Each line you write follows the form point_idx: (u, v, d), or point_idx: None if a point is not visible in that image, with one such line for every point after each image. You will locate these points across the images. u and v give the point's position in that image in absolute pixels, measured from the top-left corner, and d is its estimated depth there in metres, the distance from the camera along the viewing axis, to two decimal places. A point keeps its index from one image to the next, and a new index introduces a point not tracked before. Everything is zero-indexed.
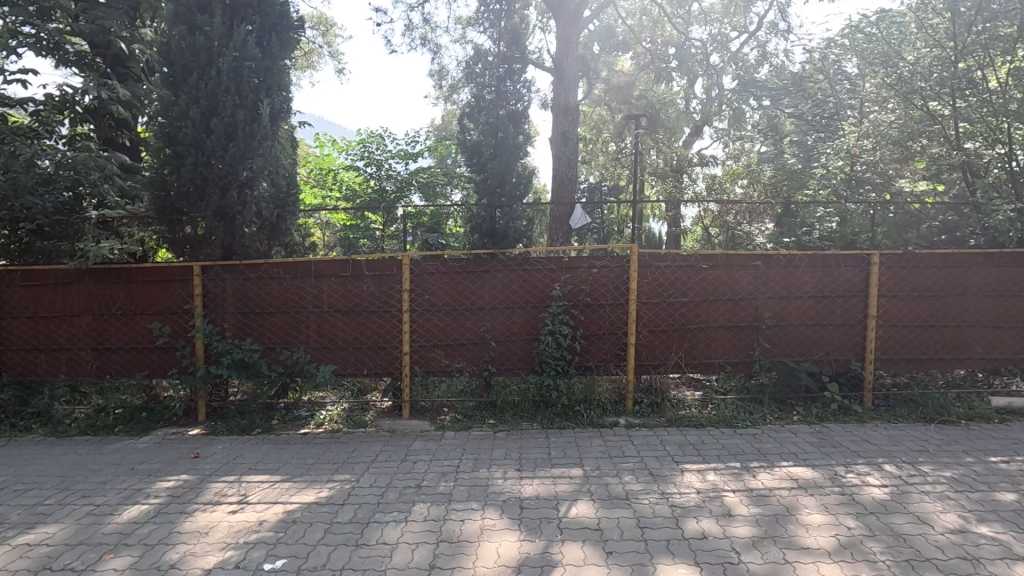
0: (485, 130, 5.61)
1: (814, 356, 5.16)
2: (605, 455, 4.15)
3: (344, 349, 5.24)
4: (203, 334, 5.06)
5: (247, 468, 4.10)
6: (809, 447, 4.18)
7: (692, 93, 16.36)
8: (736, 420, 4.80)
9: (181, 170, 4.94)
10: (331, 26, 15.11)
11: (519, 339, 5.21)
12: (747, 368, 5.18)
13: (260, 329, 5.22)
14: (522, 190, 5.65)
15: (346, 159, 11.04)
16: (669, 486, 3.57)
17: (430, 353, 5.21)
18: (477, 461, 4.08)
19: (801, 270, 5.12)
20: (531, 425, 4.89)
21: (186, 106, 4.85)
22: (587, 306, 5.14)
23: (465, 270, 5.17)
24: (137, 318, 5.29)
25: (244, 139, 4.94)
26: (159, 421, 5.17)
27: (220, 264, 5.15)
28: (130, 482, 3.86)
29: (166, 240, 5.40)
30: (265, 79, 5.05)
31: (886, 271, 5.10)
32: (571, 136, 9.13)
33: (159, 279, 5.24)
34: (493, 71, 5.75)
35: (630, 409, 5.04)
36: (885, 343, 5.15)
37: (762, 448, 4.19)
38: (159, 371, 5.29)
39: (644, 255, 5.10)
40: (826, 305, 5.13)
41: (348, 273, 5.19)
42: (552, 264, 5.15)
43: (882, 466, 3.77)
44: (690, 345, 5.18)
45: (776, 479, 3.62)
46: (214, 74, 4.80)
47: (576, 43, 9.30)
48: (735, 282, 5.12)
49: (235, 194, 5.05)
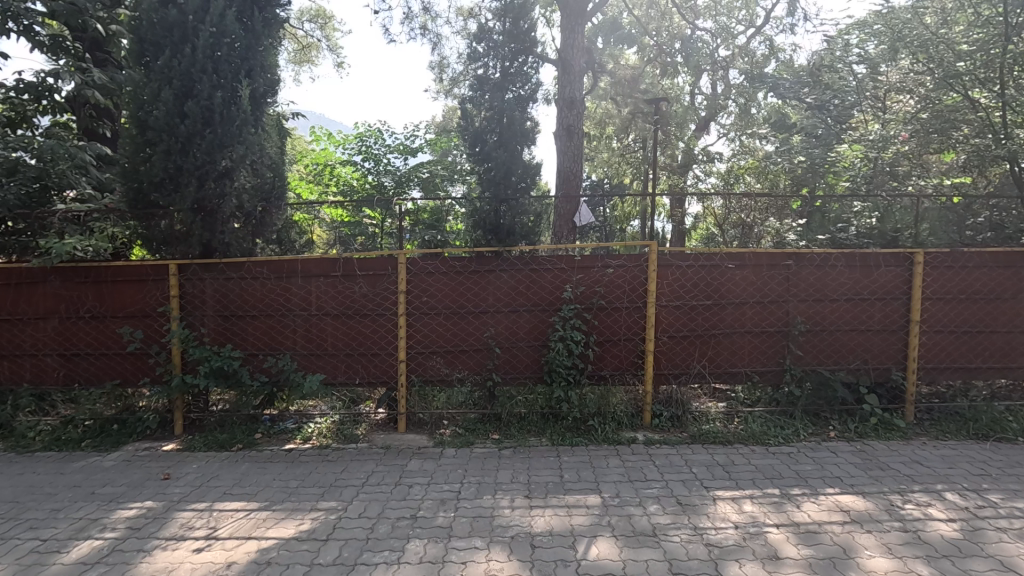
0: (489, 115, 5.12)
1: (850, 365, 4.68)
2: (624, 478, 3.68)
3: (335, 356, 4.78)
4: (179, 339, 4.60)
5: (222, 492, 3.64)
6: (855, 470, 3.71)
7: (698, 87, 15.86)
8: (767, 437, 4.33)
9: (152, 158, 4.45)
10: (330, 19, 14.67)
11: (526, 345, 4.75)
12: (777, 377, 4.72)
13: (243, 333, 4.78)
14: (527, 184, 5.17)
15: (344, 153, 10.61)
16: (702, 520, 3.10)
17: (429, 360, 4.76)
18: (480, 486, 3.61)
19: (837, 270, 4.65)
20: (539, 440, 4.44)
21: (157, 88, 4.36)
22: (601, 308, 4.68)
23: (468, 269, 4.71)
24: (107, 321, 4.83)
25: (222, 124, 4.44)
26: (131, 434, 4.71)
27: (198, 263, 4.69)
28: (87, 510, 3.40)
29: (140, 237, 4.91)
30: (247, 58, 4.56)
31: (932, 271, 4.62)
32: (575, 129, 8.65)
33: (132, 279, 4.78)
34: (497, 53, 5.26)
35: (648, 423, 4.58)
36: (929, 350, 4.68)
37: (802, 470, 3.72)
38: (132, 380, 4.84)
39: (663, 254, 4.64)
40: (864, 309, 4.66)
41: (339, 272, 4.73)
42: (563, 262, 4.67)
43: (943, 495, 3.30)
44: (715, 351, 4.71)
45: (824, 512, 3.15)
46: (188, 51, 4.32)
47: (581, 30, 8.80)
48: (764, 283, 4.66)
49: (214, 185, 4.54)
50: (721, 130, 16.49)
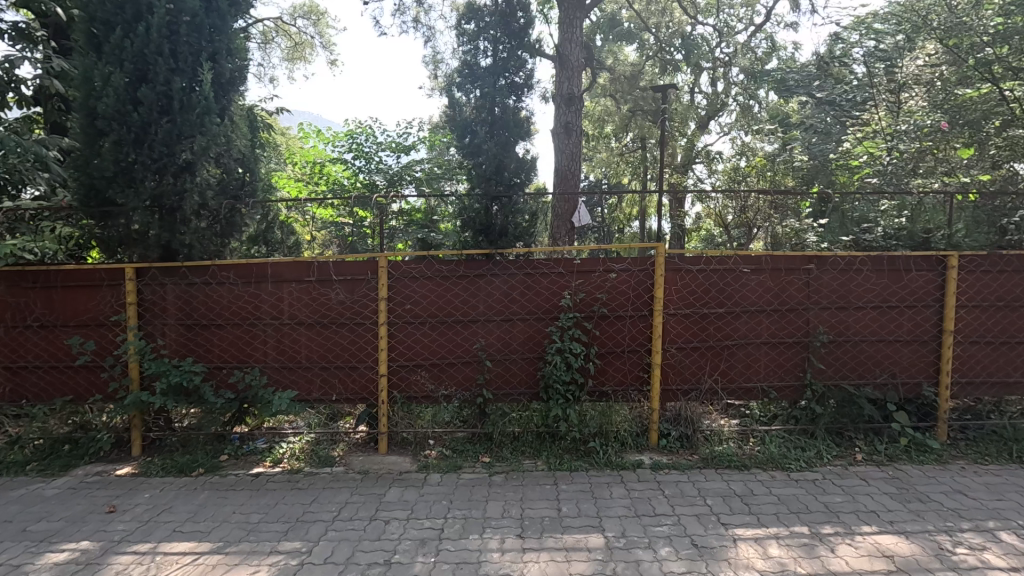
0: (479, 103, 4.65)
1: (877, 379, 4.25)
2: (631, 512, 3.23)
3: (309, 370, 4.33)
4: (136, 352, 4.15)
5: (170, 529, 3.19)
6: (891, 502, 3.27)
7: (699, 86, 15.45)
8: (787, 460, 3.89)
9: (102, 149, 3.98)
10: (323, 15, 14.21)
11: (520, 358, 4.30)
12: (796, 393, 4.29)
13: (207, 344, 4.33)
14: (523, 178, 4.64)
15: (333, 150, 10.15)
16: (723, 568, 2.67)
17: (412, 374, 4.32)
18: (467, 523, 3.17)
19: (862, 275, 4.22)
20: (535, 464, 4.00)
21: (107, 71, 3.90)
22: (603, 317, 4.25)
23: (456, 274, 4.27)
24: (58, 331, 4.38)
25: (181, 112, 3.98)
26: (83, 456, 4.25)
27: (158, 267, 4.24)
28: (11, 554, 2.94)
29: (94, 238, 4.45)
30: (210, 40, 4.11)
31: (966, 276, 4.20)
32: (574, 127, 8.20)
33: (85, 284, 4.32)
34: (489, 34, 4.75)
35: (655, 444, 4.14)
36: (962, 363, 4.26)
37: (831, 503, 3.28)
38: (85, 396, 4.39)
39: (672, 257, 4.21)
40: (891, 317, 4.24)
41: (313, 277, 4.27)
42: (561, 266, 4.23)
43: (998, 536, 2.87)
44: (727, 365, 4.28)
45: (864, 558, 2.71)
46: (142, 30, 3.86)
47: (582, 21, 8.34)
48: (783, 290, 4.23)
49: (173, 181, 4.09)
50: (722, 129, 16.10)
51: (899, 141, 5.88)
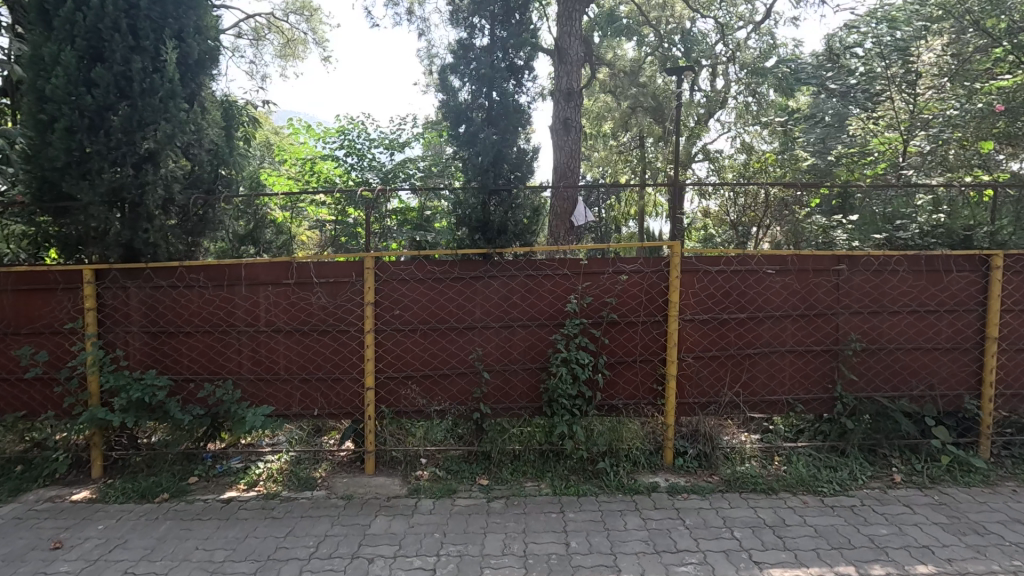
0: (474, 87, 4.23)
1: (913, 391, 3.87)
2: (649, 548, 2.83)
3: (288, 382, 3.92)
4: (93, 363, 3.73)
5: (122, 571, 2.78)
6: (943, 535, 2.89)
7: (699, 83, 15.09)
8: (818, 482, 3.50)
9: (53, 136, 3.56)
10: (317, 11, 13.77)
11: (521, 368, 3.90)
12: (825, 406, 3.89)
13: (175, 354, 3.91)
14: (523, 171, 4.26)
15: (324, 147, 9.72)
16: None
17: (402, 387, 3.91)
18: (462, 562, 2.76)
19: (898, 276, 3.84)
20: (537, 487, 3.60)
21: (56, 49, 3.48)
22: (612, 324, 3.85)
23: (450, 276, 3.86)
24: (8, 340, 3.95)
25: (142, 96, 3.57)
26: (36, 478, 3.83)
27: (119, 269, 3.82)
28: None
29: (49, 236, 4.02)
30: (175, 17, 3.70)
31: (1013, 279, 3.82)
32: (573, 123, 7.81)
33: (38, 287, 3.90)
34: (486, 11, 4.30)
35: (670, 463, 3.75)
36: (1007, 374, 3.88)
37: (876, 536, 2.89)
38: (40, 411, 3.96)
39: (689, 257, 3.82)
40: (930, 323, 3.86)
41: (292, 280, 3.86)
42: (567, 267, 3.83)
43: None
44: (749, 376, 3.89)
45: None
46: (95, 2, 3.45)
47: (581, 15, 7.98)
48: (810, 292, 3.85)
49: (133, 173, 3.67)
50: (723, 127, 15.75)
51: (922, 135, 5.52)
